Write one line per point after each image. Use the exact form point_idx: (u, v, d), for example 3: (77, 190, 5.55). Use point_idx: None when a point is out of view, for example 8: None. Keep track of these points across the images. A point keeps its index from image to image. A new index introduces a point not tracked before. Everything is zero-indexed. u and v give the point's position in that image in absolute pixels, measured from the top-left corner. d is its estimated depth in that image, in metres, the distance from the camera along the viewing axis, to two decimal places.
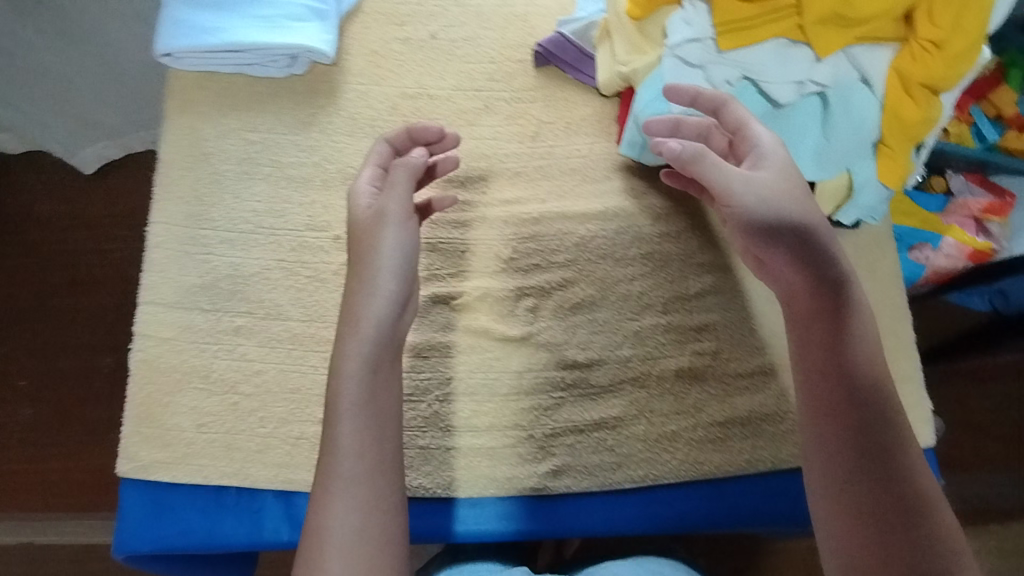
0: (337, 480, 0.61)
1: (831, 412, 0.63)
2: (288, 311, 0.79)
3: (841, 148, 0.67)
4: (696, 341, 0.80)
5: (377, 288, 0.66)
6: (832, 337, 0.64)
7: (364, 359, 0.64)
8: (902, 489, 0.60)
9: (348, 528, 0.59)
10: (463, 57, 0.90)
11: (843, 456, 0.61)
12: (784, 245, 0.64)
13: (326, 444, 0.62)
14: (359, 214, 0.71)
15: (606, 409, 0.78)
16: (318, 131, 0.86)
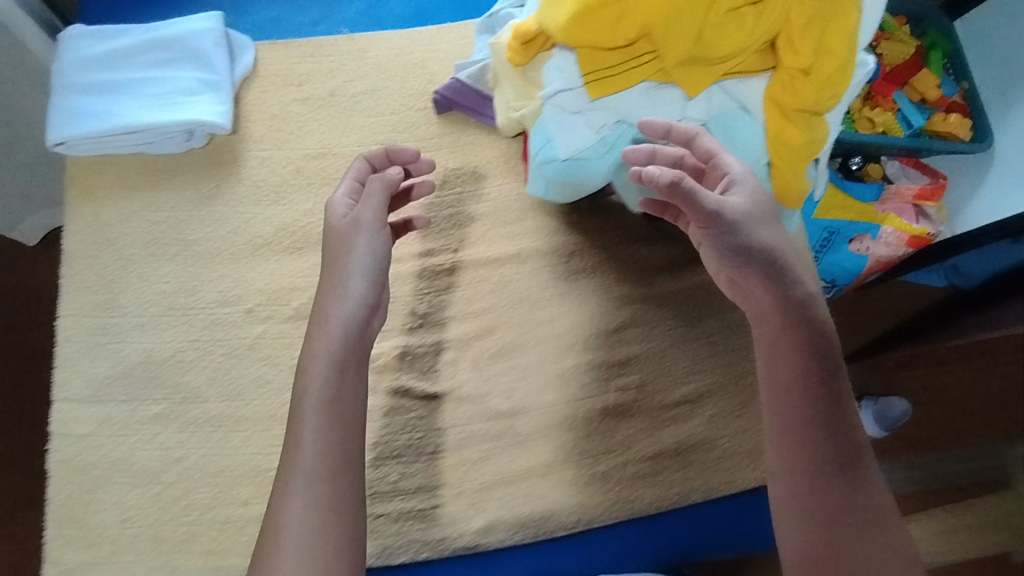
0: (298, 475, 0.57)
1: (802, 432, 0.59)
2: (206, 393, 0.79)
3: None
4: (620, 376, 0.80)
5: (349, 292, 0.63)
6: (802, 355, 0.60)
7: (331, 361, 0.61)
8: (862, 517, 0.59)
9: (307, 523, 0.56)
10: (364, 111, 0.89)
11: (810, 478, 0.59)
12: (753, 264, 0.60)
13: (289, 438, 0.59)
14: (335, 226, 0.66)
15: (534, 456, 0.77)
16: (222, 204, 0.85)
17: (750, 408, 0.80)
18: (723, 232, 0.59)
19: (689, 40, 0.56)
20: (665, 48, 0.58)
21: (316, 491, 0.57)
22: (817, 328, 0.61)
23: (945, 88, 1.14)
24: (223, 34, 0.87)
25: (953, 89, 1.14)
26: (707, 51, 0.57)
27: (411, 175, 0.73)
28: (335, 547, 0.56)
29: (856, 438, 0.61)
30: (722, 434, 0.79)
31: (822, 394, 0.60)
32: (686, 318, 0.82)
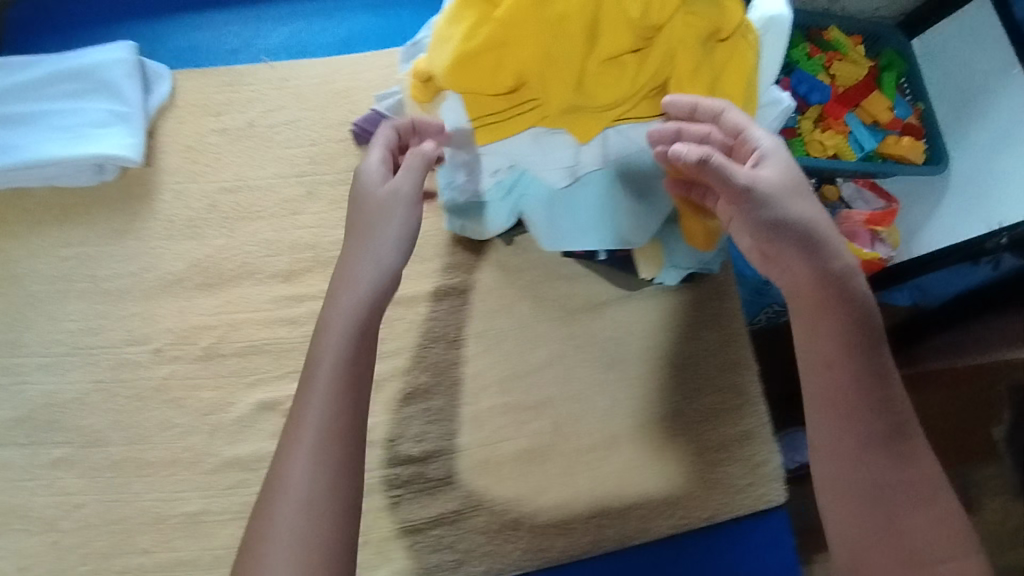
0: (306, 436, 0.54)
1: (848, 413, 0.55)
2: (109, 437, 0.77)
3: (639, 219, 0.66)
4: (535, 420, 0.78)
5: (382, 262, 0.58)
6: (844, 330, 0.54)
7: (349, 336, 0.56)
8: (914, 495, 0.55)
9: (312, 489, 0.53)
10: (282, 142, 0.87)
11: (858, 460, 0.55)
12: (791, 238, 0.53)
13: (297, 403, 0.55)
14: (374, 194, 0.59)
15: (444, 504, 0.76)
16: (132, 239, 0.84)
17: (667, 450, 0.78)
18: (758, 208, 0.53)
19: (569, 84, 0.53)
20: (547, 92, 0.54)
21: (314, 461, 0.53)
22: (859, 298, 0.55)
23: (898, 110, 1.07)
24: (136, 64, 0.85)
25: (908, 109, 1.07)
26: (589, 95, 0.55)
27: None
28: (330, 525, 0.52)
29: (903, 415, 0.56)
30: (638, 478, 0.77)
31: (867, 370, 0.55)
32: (604, 359, 0.80)
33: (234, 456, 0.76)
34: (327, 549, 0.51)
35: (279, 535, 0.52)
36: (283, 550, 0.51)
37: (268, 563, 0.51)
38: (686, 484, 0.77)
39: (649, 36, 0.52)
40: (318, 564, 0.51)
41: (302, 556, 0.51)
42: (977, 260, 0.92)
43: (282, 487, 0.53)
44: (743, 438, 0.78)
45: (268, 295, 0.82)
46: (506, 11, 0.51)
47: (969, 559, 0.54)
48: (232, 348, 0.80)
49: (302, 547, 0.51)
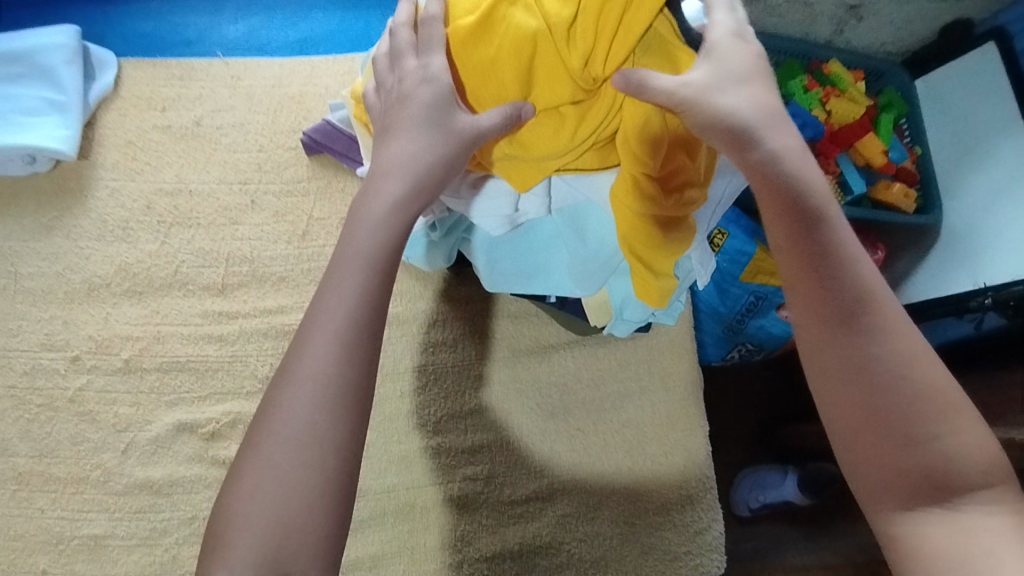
0: (327, 324, 0.43)
1: (815, 313, 0.45)
2: (15, 447, 0.72)
3: (586, 270, 0.60)
4: (468, 465, 0.74)
5: (423, 185, 0.48)
6: (788, 216, 0.45)
7: (386, 231, 0.46)
8: (926, 404, 0.43)
9: (336, 383, 0.42)
10: (228, 146, 0.83)
11: (838, 365, 0.44)
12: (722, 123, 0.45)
13: (319, 293, 0.45)
14: (428, 105, 0.47)
15: (364, 546, 0.71)
16: (61, 236, 0.79)
17: (602, 509, 0.73)
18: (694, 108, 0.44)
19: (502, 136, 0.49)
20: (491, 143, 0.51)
21: (339, 353, 0.42)
22: (799, 173, 0.46)
23: (894, 153, 1.00)
24: (79, 50, 0.81)
25: (903, 153, 1.00)
26: (527, 147, 0.49)
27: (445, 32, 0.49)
28: (345, 428, 0.42)
29: (878, 296, 0.45)
30: (570, 537, 0.72)
31: (834, 261, 0.45)
32: (546, 406, 0.76)
33: (144, 479, 0.72)
34: (342, 460, 0.41)
35: (296, 431, 0.41)
36: (289, 454, 0.41)
37: (270, 469, 0.41)
38: (621, 548, 0.72)
39: (592, 88, 0.46)
40: (330, 479, 0.41)
41: (311, 469, 0.41)
42: (960, 315, 0.88)
43: (294, 379, 0.42)
44: (685, 502, 0.73)
45: (197, 308, 0.78)
46: (451, 47, 0.47)
47: (980, 429, 0.43)
48: (154, 362, 0.75)
49: (315, 450, 0.41)
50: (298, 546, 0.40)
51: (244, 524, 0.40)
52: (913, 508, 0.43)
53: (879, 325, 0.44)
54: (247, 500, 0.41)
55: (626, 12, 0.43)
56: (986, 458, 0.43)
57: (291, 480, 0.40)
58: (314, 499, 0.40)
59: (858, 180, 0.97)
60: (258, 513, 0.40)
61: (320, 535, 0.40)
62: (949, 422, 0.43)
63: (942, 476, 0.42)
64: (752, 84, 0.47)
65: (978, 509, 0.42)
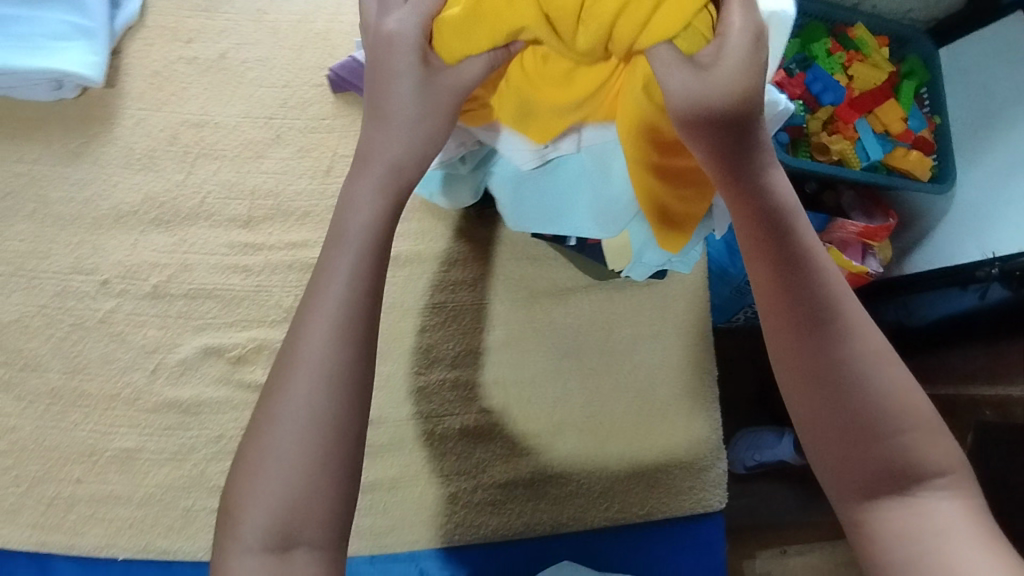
0: (326, 308, 0.45)
1: (784, 314, 0.46)
2: (49, 363, 0.75)
3: (606, 213, 0.61)
4: (484, 398, 0.77)
5: (405, 165, 0.48)
6: (757, 223, 0.46)
7: (375, 211, 0.48)
8: (886, 401, 0.44)
9: (332, 366, 0.45)
10: (254, 80, 0.83)
11: (806, 371, 0.45)
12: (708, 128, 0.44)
13: (316, 278, 0.46)
14: (404, 79, 0.47)
15: (383, 469, 0.74)
16: (88, 163, 0.80)
17: (609, 447, 0.76)
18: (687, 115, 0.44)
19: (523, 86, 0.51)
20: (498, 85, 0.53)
21: (335, 338, 0.45)
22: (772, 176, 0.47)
23: (911, 121, 1.00)
24: None
25: (923, 121, 1.00)
26: (535, 98, 0.52)
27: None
28: (348, 408, 0.45)
29: (842, 296, 0.46)
30: (579, 472, 0.76)
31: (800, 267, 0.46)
32: (561, 346, 0.78)
33: (173, 398, 0.75)
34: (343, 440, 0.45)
35: (297, 412, 0.44)
36: (292, 435, 0.44)
37: (275, 447, 0.44)
38: (626, 483, 0.76)
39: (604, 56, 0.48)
40: (330, 454, 0.44)
41: (315, 446, 0.44)
42: (965, 286, 0.86)
43: (295, 360, 0.45)
44: (690, 442, 0.77)
45: (223, 238, 0.79)
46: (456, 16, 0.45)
47: (933, 423, 0.45)
48: (181, 289, 0.78)
49: (320, 432, 0.44)
50: (306, 517, 0.44)
51: (257, 497, 0.44)
52: (874, 500, 0.45)
53: (845, 330, 0.45)
54: (254, 476, 0.44)
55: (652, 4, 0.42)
56: (942, 454, 0.45)
57: (296, 458, 0.44)
58: (317, 472, 0.44)
59: (874, 142, 0.98)
60: (270, 487, 0.44)
61: (325, 508, 0.45)
62: (910, 419, 0.45)
63: (897, 466, 0.44)
64: (759, 65, 0.43)
65: (930, 494, 0.44)
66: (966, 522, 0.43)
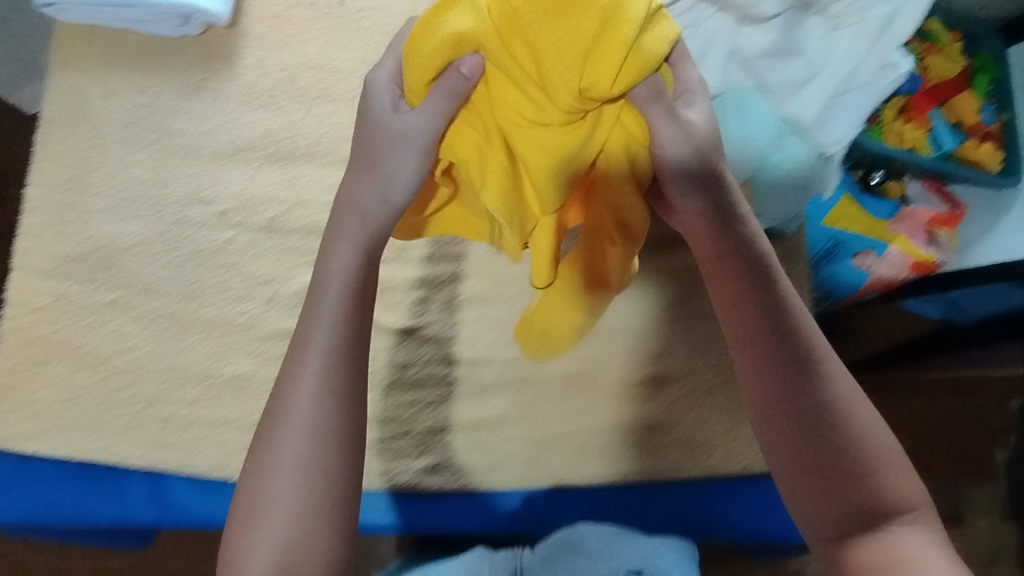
0: (313, 351, 0.53)
1: (763, 360, 0.52)
2: (166, 288, 0.77)
3: (737, 143, 0.64)
4: (589, 345, 0.77)
5: (383, 206, 0.54)
6: (738, 272, 0.53)
7: (351, 257, 0.55)
8: (849, 439, 0.51)
9: (316, 409, 0.52)
10: (371, 27, 0.84)
11: (783, 416, 0.52)
12: (693, 180, 0.51)
13: (301, 329, 0.54)
14: (382, 123, 0.54)
15: (488, 408, 0.77)
16: (209, 98, 0.81)
17: (707, 400, 0.76)
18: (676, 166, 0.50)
19: (486, 139, 0.50)
20: (456, 141, 0.52)
21: (320, 381, 0.53)
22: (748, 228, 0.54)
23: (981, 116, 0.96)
24: None
25: (992, 117, 0.96)
26: (489, 153, 0.50)
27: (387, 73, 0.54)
28: (336, 446, 0.52)
29: (811, 342, 0.53)
30: (665, 430, 0.76)
31: (769, 314, 0.52)
32: (666, 297, 0.78)
33: (287, 328, 0.76)
34: (331, 482, 0.52)
35: (287, 459, 0.51)
36: (288, 475, 0.51)
37: (271, 493, 0.52)
38: (723, 435, 0.75)
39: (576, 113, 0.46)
40: (320, 495, 0.52)
41: (305, 489, 0.51)
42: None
43: (285, 411, 0.52)
44: None
45: (338, 178, 0.81)
46: (414, 42, 0.49)
47: (903, 466, 0.52)
48: (298, 224, 0.79)
49: (307, 475, 0.51)
50: (309, 549, 0.51)
51: (260, 535, 0.51)
52: (853, 541, 0.50)
53: (821, 377, 0.52)
54: (259, 517, 0.52)
55: (600, 30, 0.43)
56: (910, 493, 0.51)
57: (289, 497, 0.51)
58: (314, 510, 0.51)
59: (947, 133, 0.94)
60: (274, 524, 0.51)
61: (324, 542, 0.52)
62: (881, 458, 0.51)
63: (873, 503, 0.50)
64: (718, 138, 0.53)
65: (901, 531, 0.49)
66: (937, 555, 0.48)
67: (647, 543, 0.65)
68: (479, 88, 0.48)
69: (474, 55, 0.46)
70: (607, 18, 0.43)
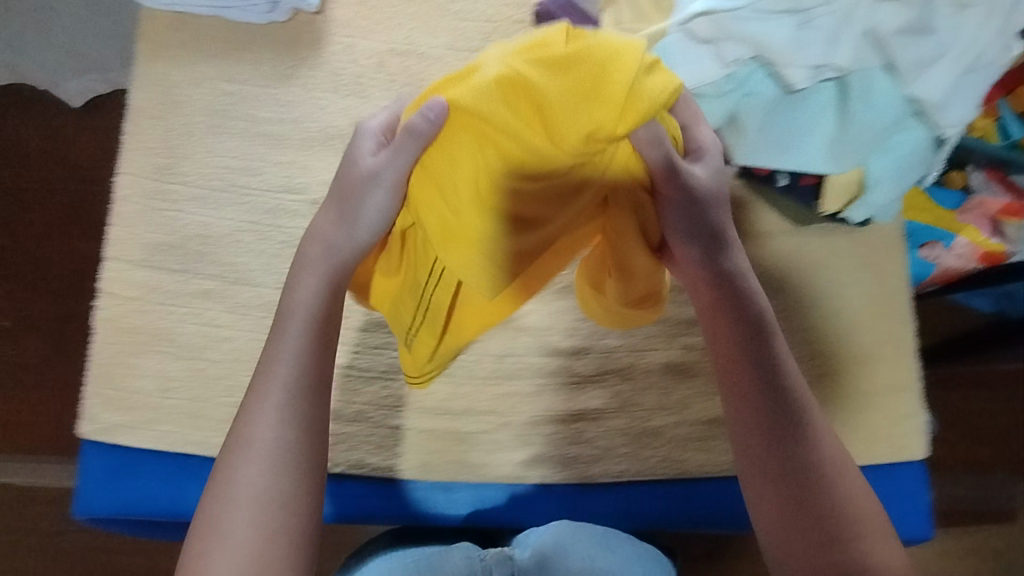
0: (274, 389, 0.56)
1: (755, 418, 0.59)
2: (260, 278, 0.76)
3: (850, 141, 0.67)
4: (686, 336, 0.78)
5: (348, 239, 0.56)
6: (735, 334, 0.59)
7: (313, 291, 0.57)
8: (824, 497, 0.58)
9: (275, 442, 0.55)
10: (458, 13, 0.83)
11: (778, 469, 0.59)
12: (697, 239, 0.56)
13: (261, 368, 0.57)
14: (359, 163, 0.56)
15: (588, 400, 0.77)
16: (297, 85, 0.80)
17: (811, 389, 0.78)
18: (682, 213, 0.53)
19: (453, 189, 0.48)
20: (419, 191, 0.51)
21: (277, 416, 0.56)
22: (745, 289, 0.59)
23: None
24: None
25: None
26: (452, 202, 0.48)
27: (377, 125, 0.58)
28: (293, 479, 0.55)
29: (798, 404, 0.60)
30: None
31: (759, 374, 0.59)
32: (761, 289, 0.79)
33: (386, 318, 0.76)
34: (283, 517, 0.54)
35: (246, 496, 0.54)
36: (245, 507, 0.54)
37: (228, 524, 0.53)
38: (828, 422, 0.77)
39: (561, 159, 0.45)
40: (277, 535, 0.53)
41: (258, 528, 0.53)
42: None
43: (245, 443, 0.55)
44: (890, 388, 0.78)
45: None
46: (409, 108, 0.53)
47: (876, 528, 0.59)
48: None
49: (261, 507, 0.54)
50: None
51: (212, 563, 0.52)
52: None
53: (807, 436, 0.59)
54: (211, 543, 0.53)
55: (597, 78, 0.44)
56: (889, 552, 0.58)
57: (245, 535, 0.53)
58: (269, 548, 0.53)
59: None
60: (228, 561, 0.52)
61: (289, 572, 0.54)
62: (855, 520, 0.58)
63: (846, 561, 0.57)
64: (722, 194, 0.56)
65: None
66: None
67: (627, 540, 0.68)
68: (445, 133, 0.48)
69: (447, 100, 0.47)
70: (604, 65, 0.45)
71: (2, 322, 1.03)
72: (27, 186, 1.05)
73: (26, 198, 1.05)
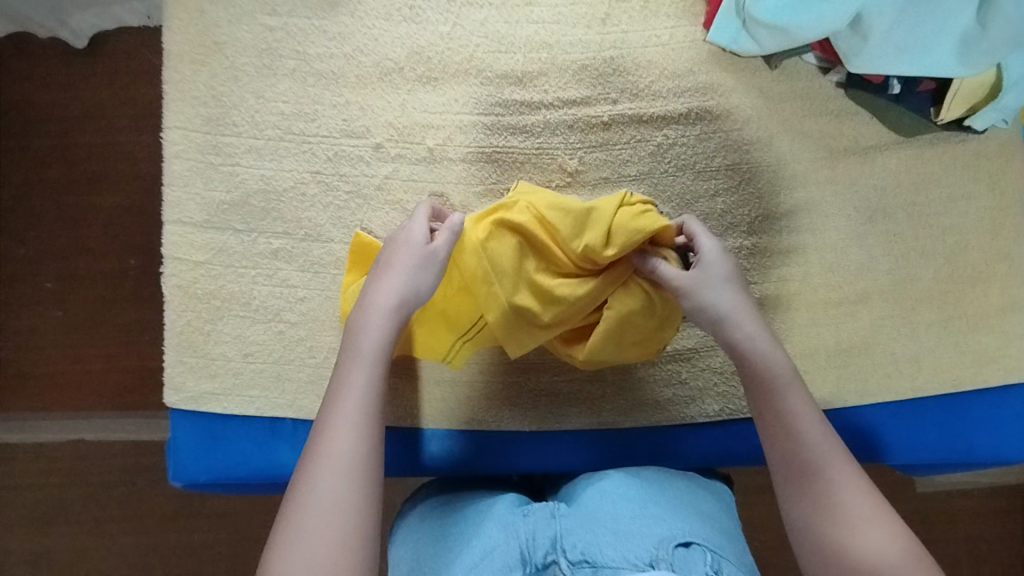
0: (350, 405, 0.52)
1: (787, 466, 0.55)
2: (330, 233, 0.71)
3: (991, 39, 0.63)
4: (784, 266, 0.73)
5: (414, 301, 0.57)
6: (759, 393, 0.57)
7: (383, 332, 0.55)
8: (864, 530, 0.51)
9: (356, 453, 0.50)
10: None
11: (801, 521, 0.53)
12: (703, 317, 0.58)
13: (335, 385, 0.53)
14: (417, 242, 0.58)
15: (680, 340, 0.74)
16: (346, 14, 0.73)
17: (917, 315, 0.73)
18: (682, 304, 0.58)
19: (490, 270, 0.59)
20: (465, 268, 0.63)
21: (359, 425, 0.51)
22: (762, 349, 0.57)
23: None
24: None
25: None
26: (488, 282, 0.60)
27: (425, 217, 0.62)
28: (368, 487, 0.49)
29: (822, 448, 0.54)
30: (869, 351, 0.72)
31: (786, 428, 0.55)
32: (861, 210, 0.73)
33: None
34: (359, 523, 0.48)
35: (320, 502, 0.48)
36: (325, 519, 0.47)
37: (303, 538, 0.46)
38: (935, 349, 0.72)
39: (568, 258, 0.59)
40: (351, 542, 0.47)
41: (333, 534, 0.47)
42: None
43: (319, 452, 0.50)
44: (1003, 308, 0.73)
45: (497, 96, 0.72)
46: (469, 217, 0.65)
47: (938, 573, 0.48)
48: (460, 152, 0.72)
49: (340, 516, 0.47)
50: None
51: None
52: None
53: (838, 484, 0.53)
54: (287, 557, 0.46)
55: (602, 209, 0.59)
56: None
57: (325, 541, 0.46)
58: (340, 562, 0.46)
59: None
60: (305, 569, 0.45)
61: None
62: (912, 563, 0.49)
63: None
64: (728, 277, 0.59)
65: None
66: None
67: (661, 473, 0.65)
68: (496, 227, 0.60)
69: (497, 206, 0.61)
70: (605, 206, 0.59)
71: (47, 283, 0.98)
72: (53, 142, 0.99)
73: (54, 154, 0.99)
